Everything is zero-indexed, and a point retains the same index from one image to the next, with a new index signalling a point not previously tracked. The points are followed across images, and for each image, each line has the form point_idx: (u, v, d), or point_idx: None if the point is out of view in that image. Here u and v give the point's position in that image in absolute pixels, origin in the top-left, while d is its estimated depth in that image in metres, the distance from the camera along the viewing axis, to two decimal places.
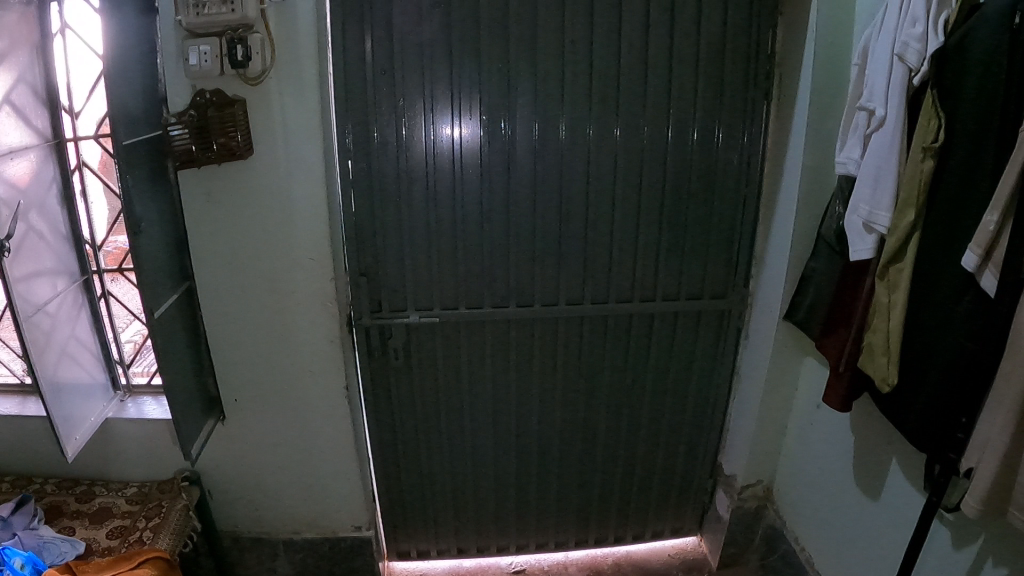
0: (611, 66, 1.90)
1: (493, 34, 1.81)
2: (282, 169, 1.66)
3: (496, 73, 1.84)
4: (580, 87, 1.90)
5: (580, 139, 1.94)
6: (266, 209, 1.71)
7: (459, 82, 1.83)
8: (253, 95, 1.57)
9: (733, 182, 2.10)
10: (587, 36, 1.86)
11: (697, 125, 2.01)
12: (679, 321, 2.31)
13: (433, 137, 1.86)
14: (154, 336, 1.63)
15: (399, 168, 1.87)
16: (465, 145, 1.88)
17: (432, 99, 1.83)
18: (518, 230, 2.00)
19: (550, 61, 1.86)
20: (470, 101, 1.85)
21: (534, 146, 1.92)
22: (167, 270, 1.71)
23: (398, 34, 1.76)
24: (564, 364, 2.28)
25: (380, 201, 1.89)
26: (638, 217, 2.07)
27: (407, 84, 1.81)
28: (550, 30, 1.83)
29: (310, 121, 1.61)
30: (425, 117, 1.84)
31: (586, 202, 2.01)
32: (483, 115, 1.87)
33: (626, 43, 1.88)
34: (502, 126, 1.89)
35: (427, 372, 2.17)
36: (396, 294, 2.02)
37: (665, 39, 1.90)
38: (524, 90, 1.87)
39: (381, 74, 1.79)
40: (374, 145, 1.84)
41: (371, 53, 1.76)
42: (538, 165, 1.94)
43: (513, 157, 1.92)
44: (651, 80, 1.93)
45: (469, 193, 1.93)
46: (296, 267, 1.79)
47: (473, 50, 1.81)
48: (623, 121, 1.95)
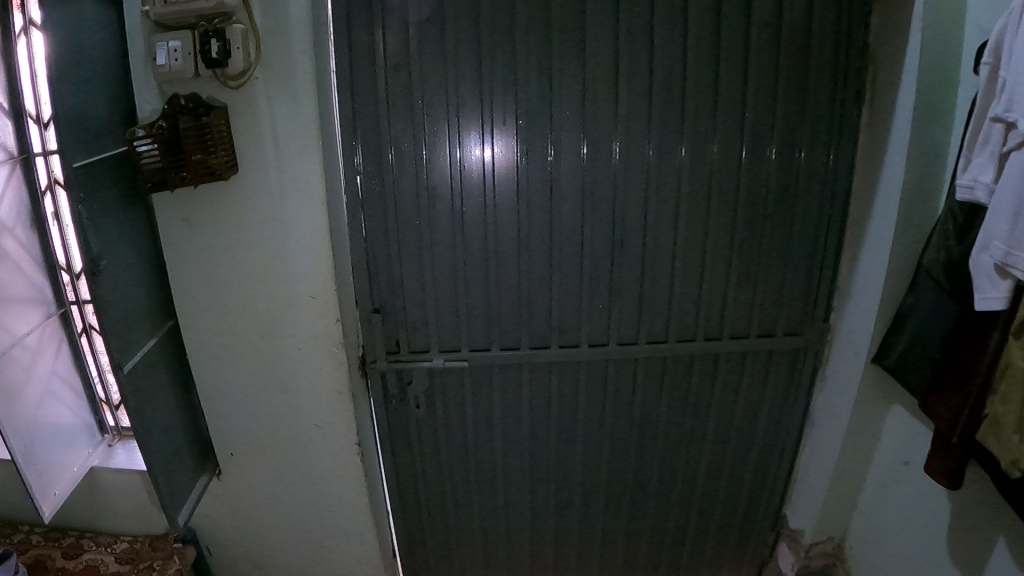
0: (673, 64, 1.57)
1: (530, 27, 1.49)
2: (273, 193, 1.37)
3: (534, 74, 1.52)
4: (636, 90, 1.57)
5: (636, 151, 1.62)
6: (256, 240, 1.42)
7: (488, 85, 1.51)
8: (235, 101, 1.29)
9: (815, 202, 1.78)
10: (646, 28, 1.53)
11: (776, 135, 1.68)
12: (745, 359, 1.98)
13: (458, 150, 1.55)
14: (125, 395, 1.36)
15: (418, 190, 1.56)
16: (494, 167, 1.58)
17: (457, 106, 1.52)
18: (561, 260, 1.68)
19: (600, 59, 1.54)
20: (502, 108, 1.54)
21: (580, 161, 1.60)
22: (143, 310, 1.43)
23: (416, 28, 1.45)
24: (612, 411, 1.96)
25: (398, 228, 1.59)
26: (702, 241, 1.74)
27: (427, 88, 1.50)
28: (600, 22, 1.51)
29: (306, 134, 1.32)
30: (448, 129, 1.53)
31: (641, 225, 1.68)
32: (518, 125, 1.55)
33: (692, 35, 1.55)
34: (542, 138, 1.57)
35: (452, 418, 1.87)
36: (416, 333, 1.71)
37: (738, 30, 1.58)
38: (568, 94, 1.55)
39: (395, 77, 1.48)
40: (388, 161, 1.53)
41: (382, 51, 1.46)
42: (584, 183, 1.62)
43: (554, 174, 1.60)
44: (721, 79, 1.60)
45: (503, 217, 1.62)
46: (294, 307, 1.50)
47: (508, 47, 1.50)
48: (688, 129, 1.62)
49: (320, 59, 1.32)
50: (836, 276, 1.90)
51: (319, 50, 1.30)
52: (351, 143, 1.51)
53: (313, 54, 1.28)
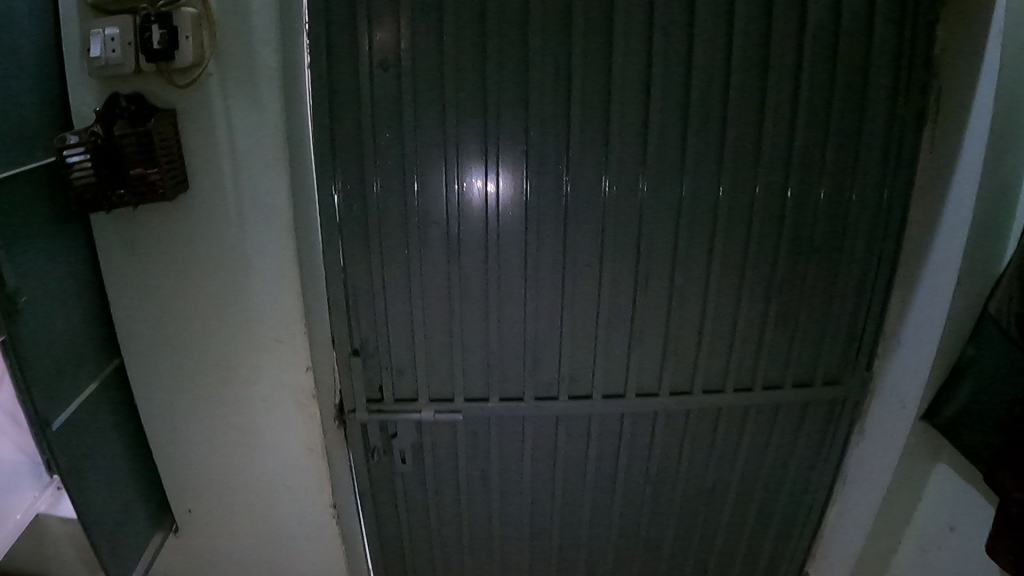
0: (716, 75, 1.30)
1: (546, 25, 1.21)
2: (231, 218, 1.14)
3: (549, 84, 1.25)
4: (671, 104, 1.31)
5: (669, 178, 1.35)
6: (212, 273, 1.19)
7: (497, 98, 1.24)
8: (185, 104, 1.06)
9: (865, 238, 1.54)
10: (685, 30, 1.26)
11: (827, 160, 1.45)
12: (777, 412, 1.75)
13: (460, 182, 1.29)
14: (59, 456, 1.14)
15: (408, 218, 1.30)
16: (500, 204, 1.31)
17: (457, 122, 1.25)
18: (572, 308, 1.42)
19: (633, 69, 1.27)
20: (511, 126, 1.27)
21: (602, 193, 1.34)
22: (81, 350, 1.20)
23: (409, 23, 1.18)
24: (625, 466, 1.73)
25: (383, 257, 1.33)
26: (738, 278, 1.49)
27: (421, 99, 1.23)
28: (633, 23, 1.23)
29: (270, 149, 1.10)
30: (445, 151, 1.27)
31: (670, 263, 1.42)
32: (529, 148, 1.28)
33: (739, 39, 1.28)
34: (556, 163, 1.30)
35: (444, 470, 1.63)
36: (403, 379, 1.46)
37: (792, 38, 1.31)
38: (592, 110, 1.28)
39: (383, 84, 1.21)
40: (372, 188, 1.27)
41: (367, 51, 1.19)
42: (606, 218, 1.35)
43: (571, 208, 1.34)
44: (769, 94, 1.33)
45: (507, 257, 1.36)
46: (257, 351, 1.27)
47: (520, 50, 1.22)
48: (729, 153, 1.36)
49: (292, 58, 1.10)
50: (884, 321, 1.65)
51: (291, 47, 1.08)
52: (327, 167, 1.24)
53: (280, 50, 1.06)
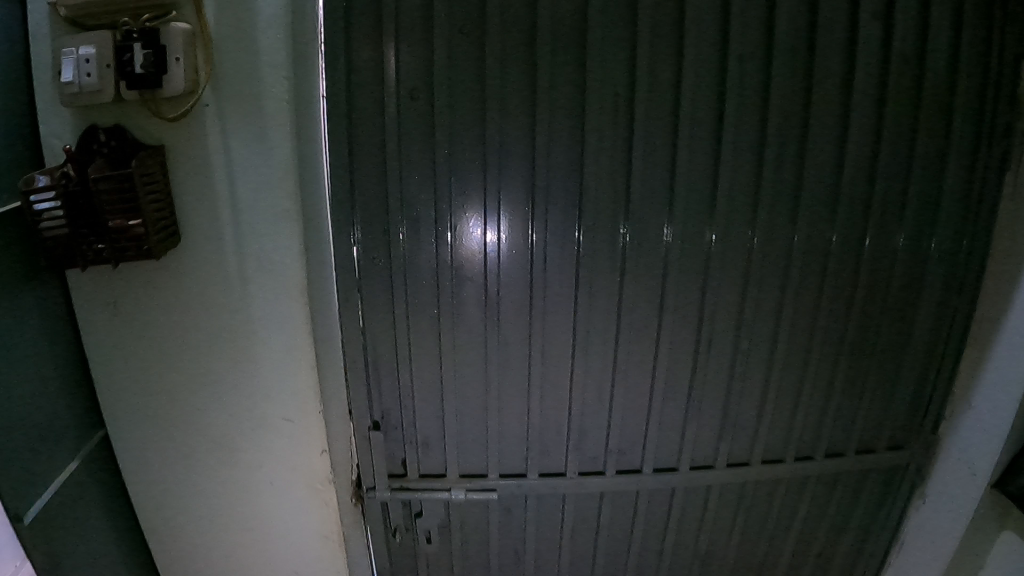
0: (793, 110, 1.12)
1: (604, 54, 1.03)
2: (234, 273, 0.97)
3: (607, 121, 1.06)
4: (743, 144, 1.12)
5: (739, 229, 1.16)
6: (211, 337, 1.02)
7: (551, 140, 1.06)
8: (173, 140, 0.89)
9: (933, 290, 1.32)
10: (759, 60, 1.08)
11: (904, 209, 1.23)
12: (834, 485, 1.54)
13: (499, 228, 1.09)
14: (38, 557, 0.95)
15: (441, 265, 1.10)
16: (545, 246, 1.11)
17: (499, 167, 1.06)
18: (623, 375, 1.23)
19: (705, 103, 1.08)
20: (563, 172, 1.08)
21: (666, 246, 1.14)
22: (63, 432, 1.01)
23: (448, 52, 1.00)
24: (672, 545, 1.53)
25: (411, 312, 1.13)
26: (807, 339, 1.31)
27: (458, 139, 1.04)
28: (706, 51, 1.06)
29: (279, 194, 0.93)
30: (485, 199, 1.08)
31: (735, 325, 1.24)
32: (582, 197, 1.09)
33: (819, 70, 1.11)
34: (612, 214, 1.11)
35: (470, 554, 1.44)
36: (430, 453, 1.28)
37: (873, 68, 1.13)
38: (654, 152, 1.09)
39: (415, 120, 1.03)
40: (399, 237, 1.07)
41: (397, 81, 1.00)
42: (668, 275, 1.16)
43: (630, 263, 1.14)
44: (850, 130, 1.15)
45: (554, 316, 1.16)
46: (263, 427, 1.10)
47: (575, 83, 1.04)
48: (805, 200, 1.17)
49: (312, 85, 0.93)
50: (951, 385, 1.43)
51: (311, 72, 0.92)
52: (347, 216, 1.04)
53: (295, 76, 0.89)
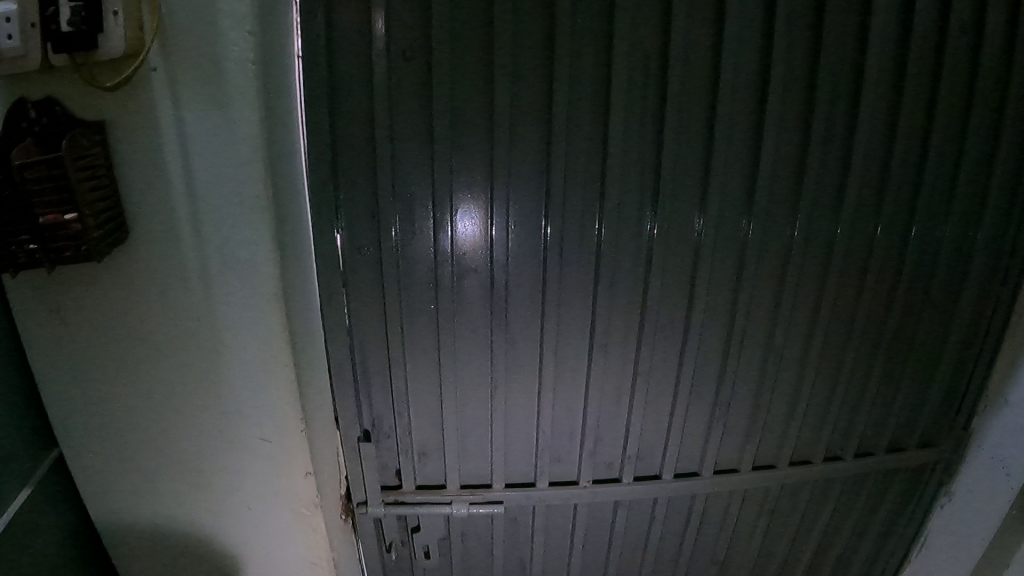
0: (847, 83, 0.95)
1: (632, 17, 0.86)
2: (197, 274, 0.82)
3: (636, 97, 0.89)
4: (785, 123, 0.95)
5: (778, 217, 1.00)
6: (171, 346, 0.87)
7: (569, 119, 0.89)
8: (118, 113, 0.74)
9: (980, 278, 1.17)
10: (810, 22, 0.91)
11: (953, 191, 1.08)
12: (862, 487, 1.40)
13: (509, 221, 0.93)
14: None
15: (439, 263, 0.94)
16: (567, 241, 0.95)
17: (508, 153, 0.89)
18: (645, 377, 1.09)
19: (750, 73, 0.91)
20: (583, 157, 0.91)
21: (699, 237, 0.99)
22: (9, 462, 0.86)
23: (447, 14, 0.83)
24: (689, 552, 1.40)
25: (406, 313, 0.98)
26: (847, 335, 1.16)
27: (460, 118, 0.87)
28: (755, 12, 0.88)
29: (246, 181, 0.78)
30: (492, 190, 0.91)
31: (768, 322, 1.10)
32: (605, 186, 0.92)
33: (877, 40, 0.94)
34: (637, 205, 0.95)
35: (473, 567, 1.31)
36: (427, 465, 1.14)
37: (938, 31, 0.96)
38: (689, 132, 0.92)
39: (409, 95, 0.86)
40: (392, 232, 0.91)
41: (387, 49, 0.83)
42: (698, 270, 1.01)
43: (659, 257, 0.98)
44: (908, 105, 0.99)
45: (570, 317, 1.01)
46: (239, 446, 0.96)
47: (598, 52, 0.87)
48: (854, 186, 1.01)
49: (281, 51, 0.77)
50: (989, 382, 1.29)
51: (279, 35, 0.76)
52: (330, 209, 0.88)
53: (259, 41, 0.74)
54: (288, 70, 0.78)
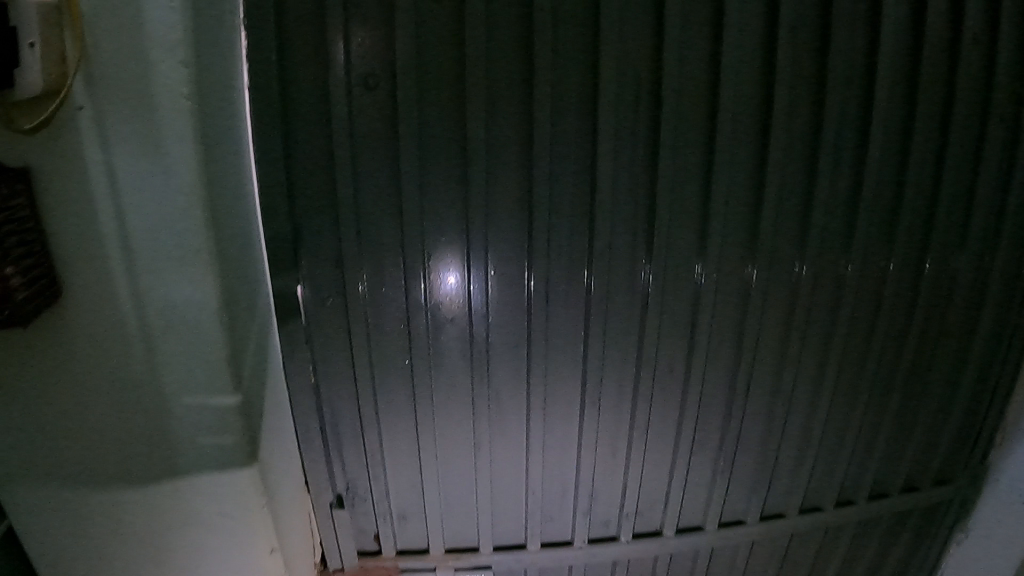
0: (852, 110, 0.87)
1: (620, 41, 0.77)
2: (137, 348, 0.71)
3: (626, 127, 0.80)
4: (790, 155, 0.86)
5: (785, 258, 0.91)
6: (107, 425, 0.75)
7: (552, 155, 0.80)
8: (41, 159, 0.63)
9: (995, 310, 1.09)
10: (811, 45, 0.83)
11: (967, 220, 0.99)
12: (876, 534, 1.31)
13: (489, 271, 0.84)
14: None
15: (412, 314, 0.85)
16: (553, 291, 0.86)
17: (486, 193, 0.81)
18: (642, 432, 1.00)
19: (751, 100, 0.83)
20: (567, 196, 0.82)
21: (699, 282, 0.89)
22: None
23: (413, 41, 0.74)
24: None
25: (379, 370, 0.88)
26: (858, 376, 1.08)
27: (429, 157, 0.79)
28: (755, 31, 0.80)
29: (191, 236, 0.68)
30: (469, 236, 0.82)
31: (774, 368, 1.01)
32: (593, 227, 0.83)
33: (883, 63, 0.86)
34: (630, 247, 0.85)
35: None
36: (407, 530, 1.04)
37: (947, 51, 0.88)
38: (686, 165, 0.83)
39: (371, 133, 0.77)
40: (360, 286, 0.82)
41: (343, 83, 0.75)
42: (698, 317, 0.91)
43: (655, 307, 0.89)
44: (917, 131, 0.91)
45: (559, 371, 0.91)
46: (197, 538, 0.84)
47: (583, 78, 0.78)
48: (864, 219, 0.93)
49: (214, 80, 0.68)
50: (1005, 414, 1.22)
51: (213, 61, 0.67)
52: (289, 258, 0.80)
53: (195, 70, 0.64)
54: (224, 104, 0.69)
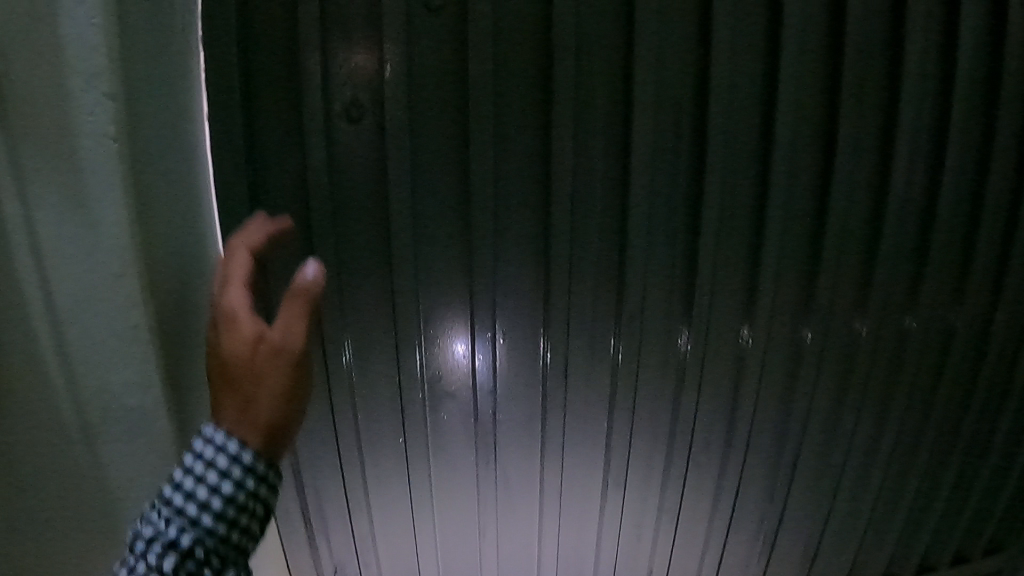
0: (932, 173, 0.69)
1: (662, 78, 0.59)
2: (88, 473, 0.59)
3: (669, 181, 0.63)
4: (854, 222, 0.69)
5: (843, 346, 0.74)
6: (45, 547, 0.61)
7: (574, 216, 0.62)
8: None
9: None
10: (885, 93, 0.64)
11: None
12: None
13: (496, 348, 0.67)
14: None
15: (403, 397, 0.69)
16: (576, 371, 0.69)
17: (493, 260, 0.63)
18: (674, 535, 0.83)
19: (824, 149, 0.65)
20: (592, 265, 0.64)
21: (748, 366, 0.72)
22: None
23: (401, 72, 0.56)
24: None
25: (361, 460, 0.72)
26: (927, 476, 0.91)
27: (424, 212, 0.61)
28: (834, 63, 0.62)
29: (126, 328, 0.54)
30: (473, 304, 0.65)
31: (818, 469, 0.83)
32: (623, 302, 0.66)
33: (969, 116, 0.68)
34: (663, 328, 0.68)
35: None
36: None
37: None
38: (740, 228, 0.66)
39: (354, 181, 0.59)
40: (343, 362, 0.66)
41: (321, 117, 0.56)
42: (740, 406, 0.75)
43: (702, 392, 0.72)
44: (1008, 199, 0.73)
45: (583, 461, 0.74)
46: None
47: (616, 122, 0.60)
48: (937, 303, 0.76)
49: (146, 110, 0.53)
50: None
51: (145, 87, 0.53)
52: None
53: (125, 109, 0.50)
54: (165, 139, 0.55)
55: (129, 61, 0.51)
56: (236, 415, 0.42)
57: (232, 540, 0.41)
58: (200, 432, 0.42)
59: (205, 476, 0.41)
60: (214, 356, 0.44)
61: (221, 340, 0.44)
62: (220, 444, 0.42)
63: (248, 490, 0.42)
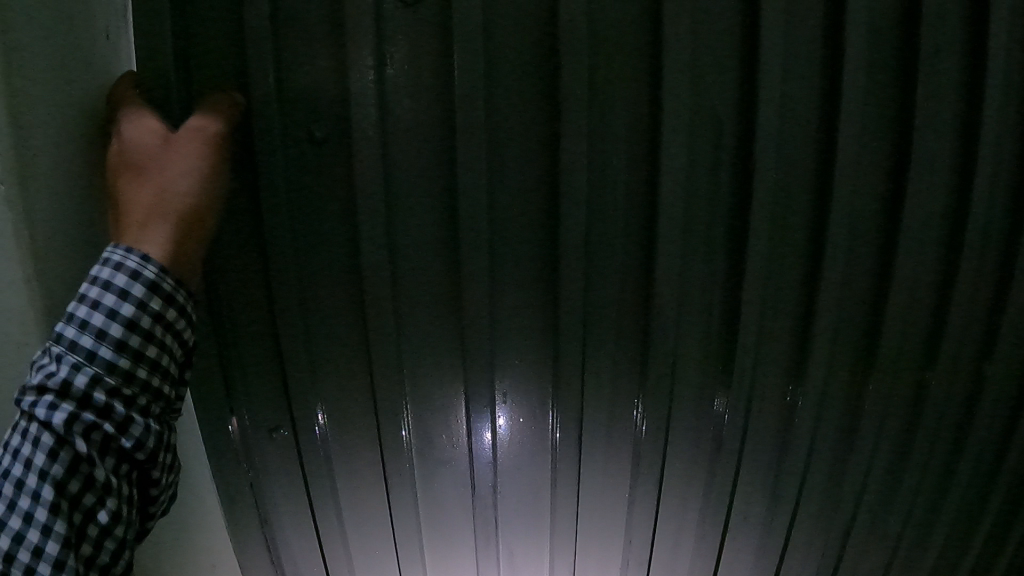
0: None
1: (696, 110, 0.48)
2: None
3: (705, 224, 0.51)
4: (937, 308, 0.55)
5: (912, 442, 0.61)
6: None
7: (586, 266, 0.52)
8: None
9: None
10: (991, 157, 0.50)
11: None
12: None
13: (500, 422, 0.57)
14: None
15: (388, 473, 0.59)
16: (591, 449, 0.58)
17: (488, 320, 0.53)
18: None
19: (891, 201, 0.51)
20: (613, 317, 0.53)
21: (794, 442, 0.60)
22: None
23: (371, 88, 0.46)
24: None
25: (339, 540, 0.62)
26: None
27: (402, 261, 0.51)
28: (905, 94, 0.48)
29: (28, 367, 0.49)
30: (468, 371, 0.55)
31: (871, 567, 0.70)
32: (650, 362, 0.55)
33: None
34: (691, 399, 0.57)
35: None
36: None
37: None
38: (790, 297, 0.54)
39: (320, 213, 0.50)
40: (315, 432, 0.57)
41: (278, 142, 0.48)
42: (783, 487, 0.62)
43: (741, 465, 0.60)
44: None
45: (599, 542, 0.64)
46: None
47: (641, 148, 0.49)
48: None
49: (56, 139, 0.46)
50: None
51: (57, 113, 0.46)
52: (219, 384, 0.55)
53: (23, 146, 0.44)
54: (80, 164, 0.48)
55: (41, 101, 0.44)
56: (155, 207, 0.46)
57: (131, 389, 0.44)
58: (99, 261, 0.45)
59: (85, 335, 0.44)
60: (115, 152, 0.46)
61: (123, 127, 0.46)
62: (106, 279, 0.44)
63: (142, 330, 0.45)
